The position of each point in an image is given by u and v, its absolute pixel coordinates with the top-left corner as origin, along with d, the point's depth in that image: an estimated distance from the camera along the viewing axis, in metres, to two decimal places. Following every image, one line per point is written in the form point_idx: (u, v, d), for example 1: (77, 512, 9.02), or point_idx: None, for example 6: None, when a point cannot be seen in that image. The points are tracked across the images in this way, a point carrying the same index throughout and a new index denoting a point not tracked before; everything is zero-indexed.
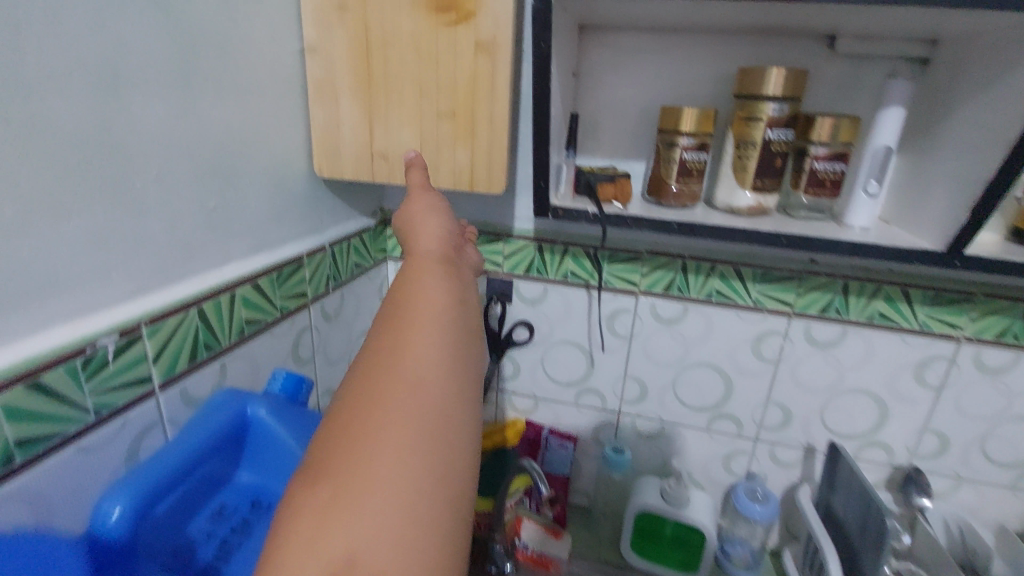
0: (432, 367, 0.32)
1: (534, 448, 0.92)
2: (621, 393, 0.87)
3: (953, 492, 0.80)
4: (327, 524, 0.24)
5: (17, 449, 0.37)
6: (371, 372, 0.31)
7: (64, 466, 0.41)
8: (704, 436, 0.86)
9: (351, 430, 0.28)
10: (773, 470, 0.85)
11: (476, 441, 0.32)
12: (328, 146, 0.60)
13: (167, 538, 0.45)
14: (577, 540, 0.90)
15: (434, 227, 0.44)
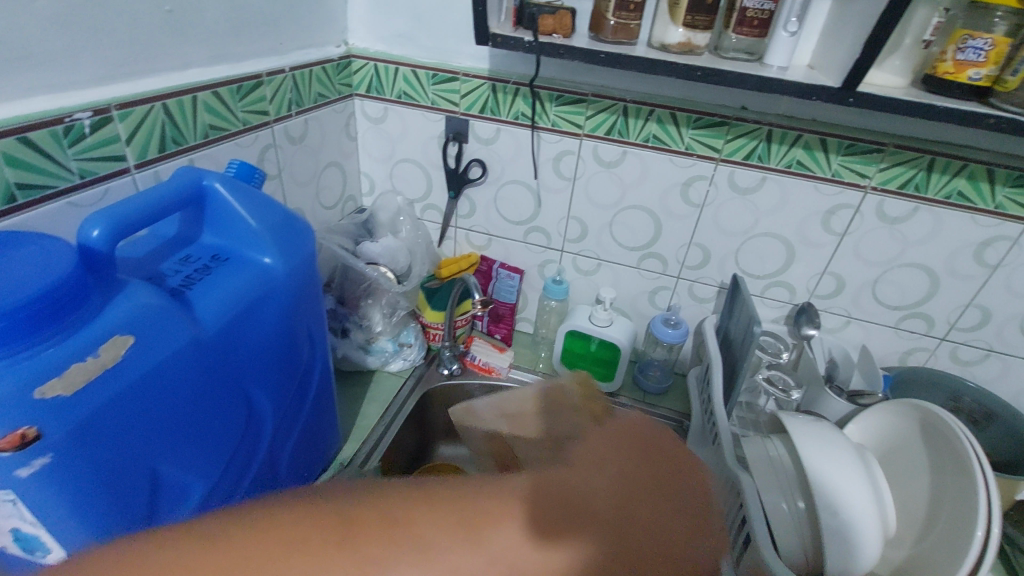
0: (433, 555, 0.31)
1: (485, 280, 1.05)
2: (564, 232, 0.98)
3: (910, 341, 0.91)
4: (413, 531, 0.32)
5: (16, 189, 0.50)
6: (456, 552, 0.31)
7: (61, 215, 0.54)
8: (635, 272, 0.98)
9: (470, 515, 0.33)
10: (691, 304, 0.98)
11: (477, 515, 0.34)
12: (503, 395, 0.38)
13: (150, 264, 0.53)
14: (518, 355, 1.07)
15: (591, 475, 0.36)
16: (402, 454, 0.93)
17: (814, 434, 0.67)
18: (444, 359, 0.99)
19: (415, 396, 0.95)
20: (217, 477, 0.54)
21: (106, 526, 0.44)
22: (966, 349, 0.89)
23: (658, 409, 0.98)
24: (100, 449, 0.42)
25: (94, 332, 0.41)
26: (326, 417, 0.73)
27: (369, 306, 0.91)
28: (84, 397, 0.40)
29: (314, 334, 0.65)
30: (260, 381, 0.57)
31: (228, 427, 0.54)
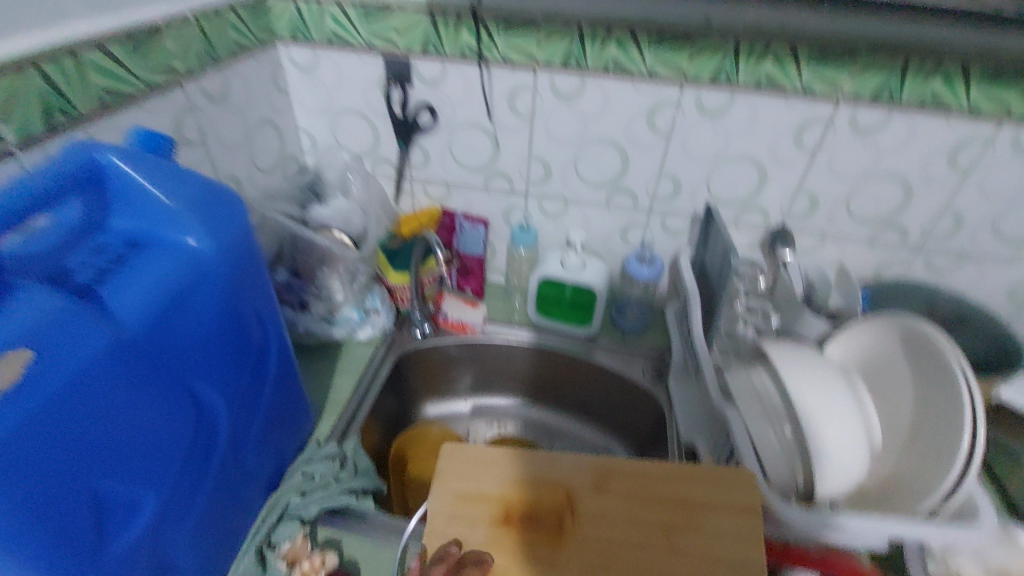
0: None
1: (450, 235, 1.00)
2: (527, 175, 0.92)
3: (884, 254, 0.90)
4: None
5: None
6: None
7: None
8: (605, 210, 0.93)
9: None
10: (665, 238, 0.95)
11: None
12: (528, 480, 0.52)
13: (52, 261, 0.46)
14: (493, 308, 1.03)
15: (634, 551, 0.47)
16: (383, 421, 0.91)
17: (800, 359, 0.65)
18: (415, 321, 0.95)
19: (389, 362, 0.92)
20: (175, 483, 0.49)
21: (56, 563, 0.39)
22: (938, 257, 0.89)
23: (638, 348, 0.97)
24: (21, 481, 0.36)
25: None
26: (291, 397, 0.69)
27: (327, 275, 0.86)
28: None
29: (266, 316, 0.60)
30: (207, 374, 0.52)
31: (179, 430, 0.49)
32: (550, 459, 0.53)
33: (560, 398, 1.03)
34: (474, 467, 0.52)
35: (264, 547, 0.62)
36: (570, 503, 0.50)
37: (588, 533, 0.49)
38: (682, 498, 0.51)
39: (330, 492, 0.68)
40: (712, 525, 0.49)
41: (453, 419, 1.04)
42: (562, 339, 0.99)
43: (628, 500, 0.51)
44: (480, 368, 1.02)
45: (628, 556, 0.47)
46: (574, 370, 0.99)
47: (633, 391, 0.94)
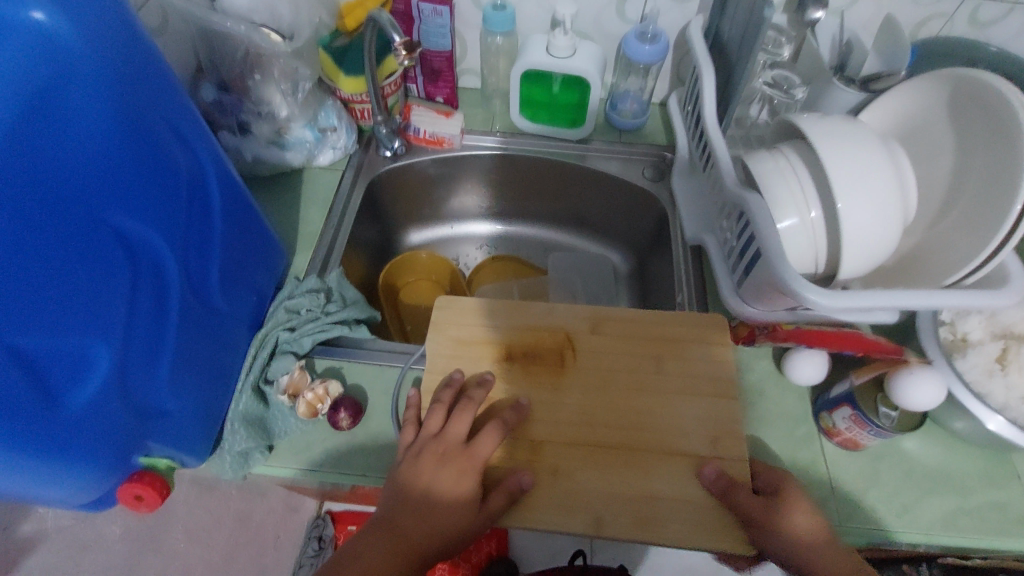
0: (578, 428, 0.58)
1: (408, 25, 0.80)
2: None
3: (931, 7, 0.75)
4: (557, 492, 0.55)
5: None
6: (580, 509, 0.54)
7: None
8: None
9: (583, 471, 0.56)
10: (671, 6, 0.78)
11: (573, 418, 0.59)
12: (527, 331, 0.64)
13: None
14: (470, 117, 0.89)
15: (616, 358, 0.62)
16: (365, 253, 0.84)
17: (836, 133, 0.57)
18: (382, 138, 0.82)
19: (360, 187, 0.81)
20: (127, 331, 0.43)
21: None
22: (985, 10, 0.74)
23: (637, 148, 0.87)
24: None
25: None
26: (252, 229, 0.60)
27: (261, 84, 0.70)
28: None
29: (183, 130, 0.48)
30: (128, 203, 0.42)
31: (110, 271, 0.41)
32: (544, 312, 0.65)
33: (553, 212, 0.96)
34: (469, 322, 0.65)
35: (261, 384, 0.59)
36: (569, 342, 0.64)
37: (587, 363, 0.62)
38: (669, 334, 0.64)
39: (320, 325, 0.63)
40: (699, 353, 0.62)
41: (440, 245, 0.97)
42: (551, 146, 0.87)
43: (619, 336, 0.64)
44: (463, 187, 0.93)
45: (621, 371, 0.61)
46: (567, 178, 0.89)
47: (633, 194, 0.86)
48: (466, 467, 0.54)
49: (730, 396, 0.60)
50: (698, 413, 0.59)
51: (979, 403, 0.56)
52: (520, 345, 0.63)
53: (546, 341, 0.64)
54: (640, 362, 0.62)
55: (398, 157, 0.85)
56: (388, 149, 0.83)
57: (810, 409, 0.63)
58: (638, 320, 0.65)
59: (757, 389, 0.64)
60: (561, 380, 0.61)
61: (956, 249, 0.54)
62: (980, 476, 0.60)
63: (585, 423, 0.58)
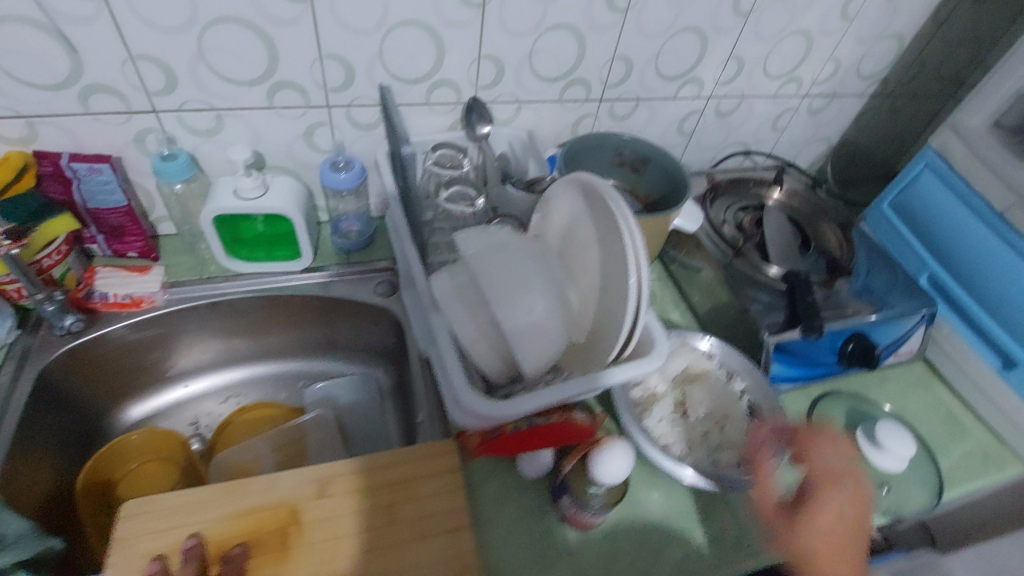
0: None
1: (65, 188, 0.71)
2: (140, 84, 0.68)
3: (580, 111, 0.89)
4: None
5: None
6: None
7: None
8: (271, 114, 0.75)
9: None
10: (357, 135, 0.81)
11: None
12: (245, 516, 0.57)
13: None
14: (176, 268, 0.82)
15: (346, 519, 0.59)
16: (50, 450, 0.70)
17: (495, 243, 0.62)
18: (50, 317, 0.71)
19: (25, 381, 0.68)
20: None
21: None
22: (618, 109, 0.90)
23: (367, 266, 0.87)
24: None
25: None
26: None
27: None
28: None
29: None
30: None
31: None
32: (263, 487, 0.59)
33: (300, 342, 0.90)
34: (170, 522, 0.56)
35: None
36: (294, 516, 0.58)
37: (314, 535, 0.57)
38: (401, 477, 0.62)
39: None
40: (429, 489, 0.61)
41: (171, 410, 0.85)
42: (274, 281, 0.83)
43: (349, 493, 0.60)
44: (186, 342, 0.83)
45: (355, 531, 0.58)
46: (300, 307, 0.85)
47: (371, 311, 0.85)
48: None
49: (461, 526, 0.60)
50: (430, 557, 0.57)
51: (672, 459, 0.62)
52: (234, 536, 0.56)
53: (268, 521, 0.57)
54: (372, 516, 0.59)
55: (81, 332, 0.73)
56: (63, 326, 0.72)
57: (550, 499, 0.65)
58: (369, 469, 0.62)
59: (499, 494, 0.65)
60: (284, 563, 0.55)
61: (610, 327, 0.61)
62: (698, 513, 0.67)
63: None
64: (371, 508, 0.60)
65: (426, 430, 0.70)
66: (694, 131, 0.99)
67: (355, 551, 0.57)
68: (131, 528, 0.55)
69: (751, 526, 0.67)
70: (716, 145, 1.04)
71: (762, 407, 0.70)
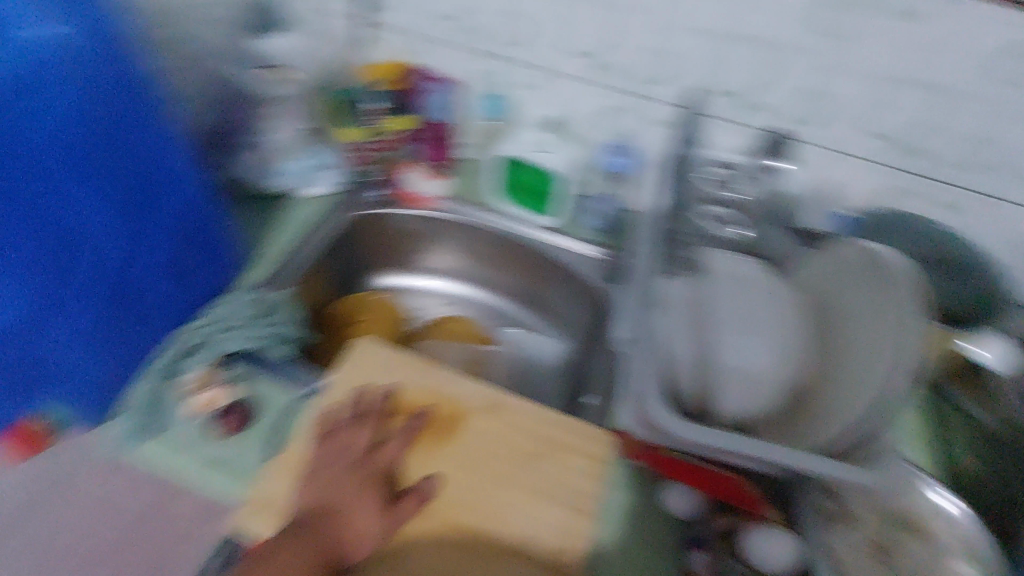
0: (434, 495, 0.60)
1: (414, 95, 0.89)
2: (493, 36, 0.83)
3: (904, 181, 0.76)
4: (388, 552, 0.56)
5: None
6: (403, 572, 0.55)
7: None
8: (586, 86, 0.83)
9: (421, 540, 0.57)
10: (650, 129, 0.83)
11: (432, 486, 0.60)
12: (430, 395, 0.67)
13: None
14: None
15: (499, 444, 0.64)
16: (325, 280, 0.90)
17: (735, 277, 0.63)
18: (366, 184, 0.91)
19: (332, 221, 0.88)
20: (27, 272, 0.52)
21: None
22: (951, 196, 0.75)
23: (602, 248, 0.87)
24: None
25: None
26: (210, 234, 0.67)
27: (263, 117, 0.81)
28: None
29: (156, 140, 0.56)
30: (73, 181, 0.51)
31: (22, 229, 0.50)
32: (450, 381, 0.68)
33: (514, 288, 0.96)
34: (381, 367, 0.69)
35: (169, 370, 0.65)
36: (462, 416, 0.66)
37: (469, 441, 0.64)
38: (556, 439, 0.65)
39: (243, 334, 0.68)
40: (572, 464, 0.63)
41: (404, 293, 0.99)
42: (517, 224, 0.90)
43: (510, 426, 0.66)
44: (437, 246, 0.96)
45: (500, 456, 0.63)
46: (534, 261, 0.91)
47: (591, 293, 0.86)
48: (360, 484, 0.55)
49: (587, 514, 0.60)
50: (547, 518, 0.59)
51: None
52: (416, 404, 0.66)
53: (442, 410, 0.66)
54: (518, 456, 0.63)
55: (376, 204, 0.91)
56: (372, 194, 0.91)
57: (680, 544, 0.61)
58: (533, 416, 0.67)
59: (634, 511, 0.63)
60: (439, 447, 0.63)
61: (834, 410, 0.52)
62: None
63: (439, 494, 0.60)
64: (521, 446, 0.64)
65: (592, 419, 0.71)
66: None
67: (493, 473, 0.62)
68: (356, 358, 0.69)
69: None
70: None
71: None
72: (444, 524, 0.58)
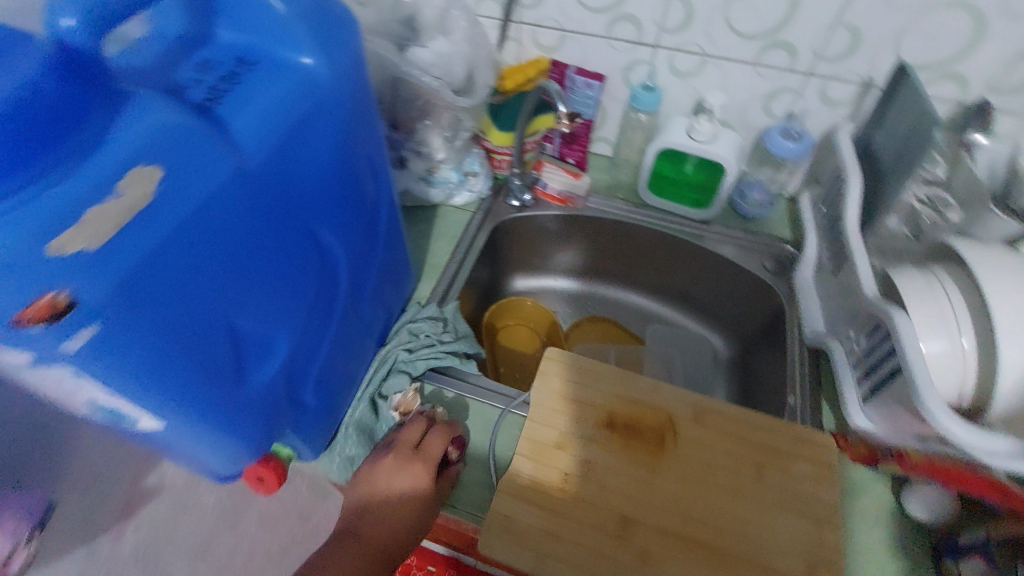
0: (669, 512, 0.57)
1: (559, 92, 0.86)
2: (660, 20, 0.75)
3: None
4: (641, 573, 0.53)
5: None
6: None
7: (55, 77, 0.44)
8: (752, 69, 0.76)
9: (671, 561, 0.54)
10: (821, 109, 0.78)
11: (665, 501, 0.58)
12: (633, 406, 0.64)
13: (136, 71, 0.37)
14: (596, 182, 0.93)
15: (718, 453, 0.61)
16: (476, 287, 0.88)
17: (997, 264, 0.55)
18: (514, 189, 0.88)
19: (486, 230, 0.86)
20: (302, 322, 0.47)
21: (187, 390, 0.36)
22: None
23: (758, 239, 0.87)
24: (146, 311, 0.32)
25: (124, 149, 0.30)
26: (399, 257, 0.65)
27: (428, 129, 0.76)
28: (122, 243, 0.31)
29: (381, 163, 0.54)
30: (329, 217, 0.47)
31: (303, 276, 0.45)
32: (650, 388, 0.66)
33: (658, 283, 0.97)
34: (576, 380, 0.66)
35: (376, 398, 0.63)
36: (671, 425, 0.63)
37: (685, 451, 0.61)
38: (775, 444, 0.62)
39: (435, 352, 0.66)
40: (798, 468, 0.61)
41: (544, 294, 1.00)
42: (670, 221, 0.89)
43: (722, 432, 0.63)
44: (578, 247, 0.96)
45: (723, 468, 0.60)
46: (683, 254, 0.90)
47: (753, 285, 0.86)
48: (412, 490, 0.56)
49: (830, 521, 0.58)
50: (793, 531, 0.57)
51: None
52: (622, 416, 0.63)
53: (649, 419, 0.64)
54: (740, 465, 0.61)
55: (525, 209, 0.89)
56: (517, 199, 0.88)
57: (925, 548, 0.58)
58: (741, 420, 0.64)
59: (869, 518, 0.60)
60: (658, 459, 0.61)
61: None
62: None
63: (675, 510, 0.57)
64: (741, 454, 0.62)
65: (796, 416, 0.69)
66: None
67: (721, 486, 0.59)
68: (549, 371, 0.67)
69: None
70: None
71: None
72: (688, 541, 0.55)
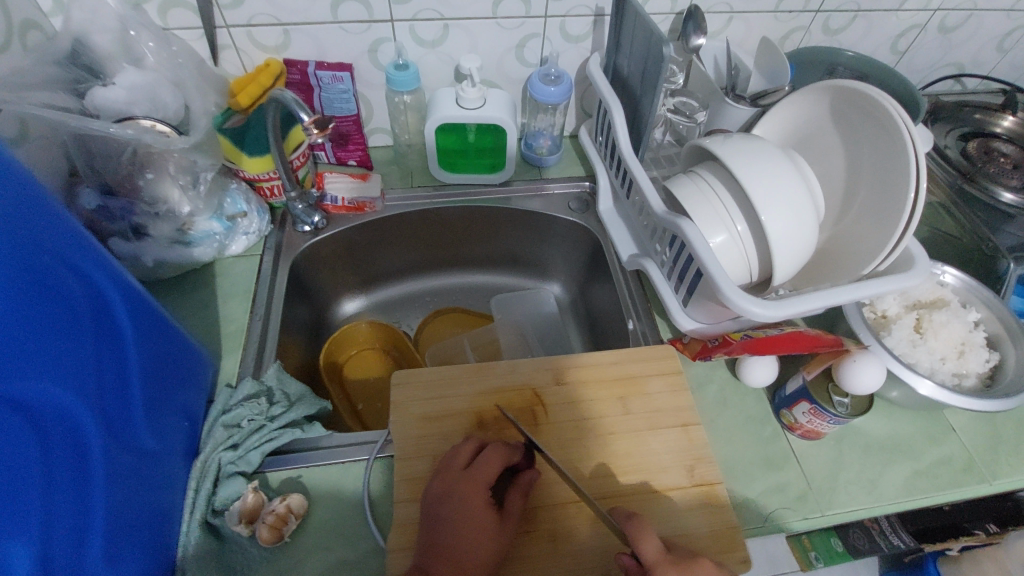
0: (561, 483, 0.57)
1: (307, 95, 0.76)
2: None
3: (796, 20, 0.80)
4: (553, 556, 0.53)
5: None
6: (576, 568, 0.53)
7: None
8: (493, 23, 0.74)
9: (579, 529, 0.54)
10: (567, 47, 0.79)
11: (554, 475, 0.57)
12: (498, 395, 0.62)
13: None
14: (386, 177, 0.87)
15: (587, 406, 0.62)
16: (298, 333, 0.78)
17: (743, 151, 0.61)
18: (299, 214, 0.77)
19: (283, 269, 0.75)
20: (43, 506, 0.34)
21: None
22: (836, 17, 0.81)
23: (557, 185, 0.88)
24: None
25: None
26: (170, 344, 0.53)
27: (158, 182, 0.63)
28: None
29: (74, 257, 0.41)
30: (23, 357, 0.34)
31: (16, 451, 0.33)
32: (507, 371, 0.64)
33: (486, 256, 0.95)
34: (432, 395, 0.62)
35: (209, 518, 0.53)
36: (538, 398, 0.63)
37: (557, 417, 0.62)
38: (631, 374, 0.65)
39: (267, 435, 0.58)
40: (656, 387, 0.64)
41: (378, 307, 0.93)
42: (473, 194, 0.87)
43: (583, 384, 0.64)
44: (393, 250, 0.90)
45: (596, 418, 0.62)
46: (498, 220, 0.89)
47: (567, 228, 0.88)
48: (478, 529, 0.50)
49: (691, 423, 0.62)
50: (668, 446, 0.60)
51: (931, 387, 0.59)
52: (490, 411, 0.61)
53: (515, 402, 0.62)
54: (607, 407, 0.63)
55: (320, 231, 0.80)
56: (307, 224, 0.78)
57: (768, 407, 0.67)
58: (595, 366, 0.66)
59: (720, 403, 0.67)
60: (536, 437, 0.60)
61: (864, 242, 0.59)
62: (923, 436, 0.66)
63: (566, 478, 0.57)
64: (606, 397, 0.63)
65: (640, 337, 0.73)
66: (906, 50, 0.89)
67: (598, 434, 0.61)
68: (401, 397, 0.61)
69: (980, 454, 0.65)
70: (926, 66, 0.93)
71: (1000, 336, 0.66)
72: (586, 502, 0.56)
